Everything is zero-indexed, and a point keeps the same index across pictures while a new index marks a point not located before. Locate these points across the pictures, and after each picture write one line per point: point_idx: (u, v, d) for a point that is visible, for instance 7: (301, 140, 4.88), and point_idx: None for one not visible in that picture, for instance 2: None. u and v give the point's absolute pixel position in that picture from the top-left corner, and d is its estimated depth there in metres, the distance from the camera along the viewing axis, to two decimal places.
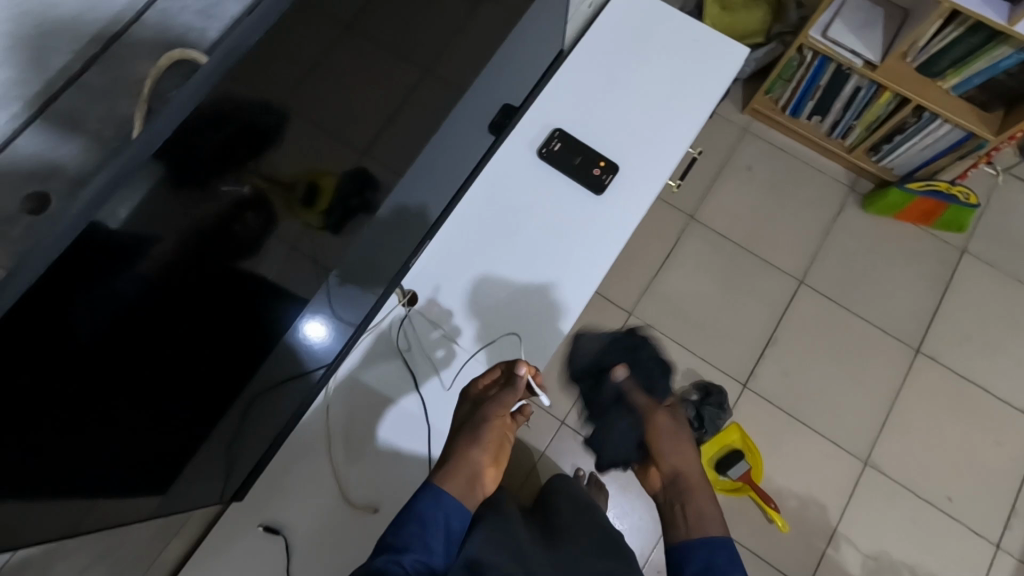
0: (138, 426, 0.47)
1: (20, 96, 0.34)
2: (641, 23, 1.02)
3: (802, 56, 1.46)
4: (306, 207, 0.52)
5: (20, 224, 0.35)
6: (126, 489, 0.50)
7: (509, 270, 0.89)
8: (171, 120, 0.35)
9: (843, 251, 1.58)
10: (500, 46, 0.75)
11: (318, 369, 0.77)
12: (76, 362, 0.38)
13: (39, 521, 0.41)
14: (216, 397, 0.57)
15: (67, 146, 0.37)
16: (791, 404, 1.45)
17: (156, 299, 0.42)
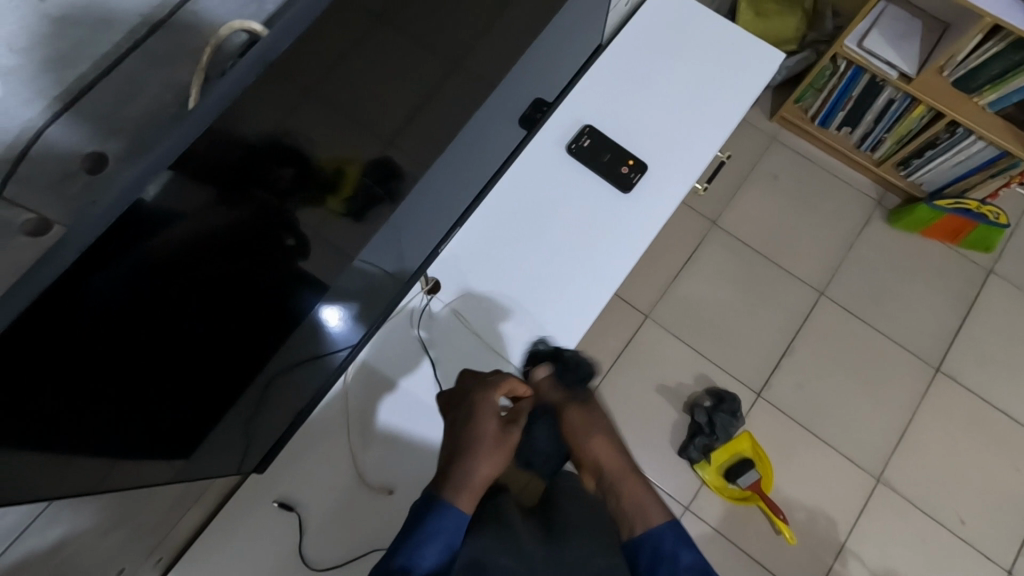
0: (165, 398, 0.48)
1: (87, 58, 0.35)
2: (676, 24, 1.02)
3: (835, 66, 1.45)
4: (331, 193, 0.51)
5: (77, 183, 0.37)
6: (149, 459, 0.51)
7: (529, 264, 0.89)
8: (220, 100, 0.35)
9: (865, 265, 1.57)
10: (535, 37, 0.75)
11: (343, 351, 0.78)
12: (117, 335, 0.38)
13: (68, 476, 0.42)
14: (245, 367, 0.58)
15: (128, 111, 0.38)
16: (805, 416, 1.44)
17: (199, 267, 0.42)
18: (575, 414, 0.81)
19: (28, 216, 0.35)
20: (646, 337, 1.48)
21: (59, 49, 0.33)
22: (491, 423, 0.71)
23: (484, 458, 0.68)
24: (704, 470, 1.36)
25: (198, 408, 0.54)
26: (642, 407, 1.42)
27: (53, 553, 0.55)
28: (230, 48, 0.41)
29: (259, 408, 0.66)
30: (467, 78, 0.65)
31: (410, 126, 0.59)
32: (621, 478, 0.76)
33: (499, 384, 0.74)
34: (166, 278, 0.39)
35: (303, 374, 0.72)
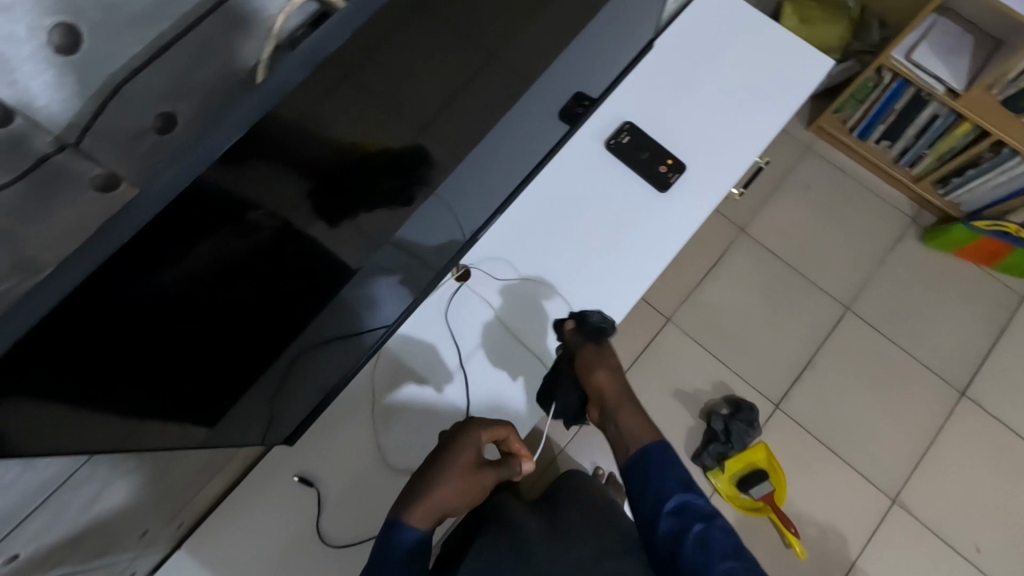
0: (204, 375, 0.48)
1: (169, 14, 0.34)
2: (724, 25, 1.01)
3: (879, 78, 1.42)
4: (360, 173, 0.46)
5: (148, 141, 0.36)
6: (183, 433, 0.51)
7: (560, 258, 0.89)
8: (279, 85, 0.34)
9: (895, 282, 1.54)
10: (582, 27, 0.69)
11: (376, 331, 0.78)
12: (165, 309, 0.38)
13: (105, 436, 0.41)
14: (286, 343, 0.57)
15: (199, 73, 0.37)
16: (823, 432, 1.42)
17: (254, 242, 0.41)
18: (590, 352, 0.79)
19: (97, 171, 0.34)
20: (667, 341, 1.46)
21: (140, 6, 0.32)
22: (466, 453, 0.69)
23: (453, 482, 0.68)
24: (717, 478, 1.35)
25: (236, 384, 0.54)
26: (659, 411, 1.41)
27: (89, 510, 0.56)
28: (301, 17, 0.41)
29: (283, 388, 0.64)
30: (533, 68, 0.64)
31: (447, 111, 0.53)
32: (621, 403, 0.74)
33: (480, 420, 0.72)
34: (218, 257, 0.39)
35: (332, 355, 0.70)
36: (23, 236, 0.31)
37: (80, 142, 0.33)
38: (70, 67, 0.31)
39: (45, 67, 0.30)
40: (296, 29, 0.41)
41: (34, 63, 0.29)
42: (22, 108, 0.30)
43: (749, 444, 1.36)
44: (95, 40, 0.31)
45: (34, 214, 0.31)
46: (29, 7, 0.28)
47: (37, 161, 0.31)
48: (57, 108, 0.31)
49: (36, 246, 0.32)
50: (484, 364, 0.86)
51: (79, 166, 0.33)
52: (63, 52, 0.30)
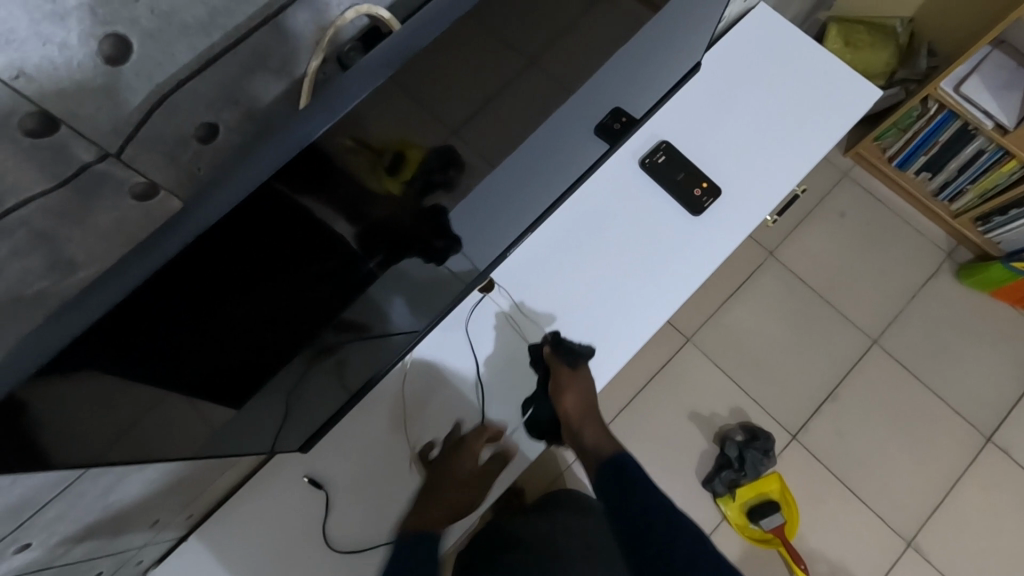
0: (235, 361, 0.47)
1: (223, 26, 0.33)
2: (770, 46, 0.98)
3: (925, 108, 1.38)
4: (384, 172, 0.43)
5: (191, 149, 0.36)
6: (205, 426, 0.50)
7: (588, 275, 0.88)
8: (348, 102, 0.36)
9: (926, 319, 1.49)
10: (629, 42, 0.67)
11: (407, 334, 0.78)
12: (208, 308, 0.38)
13: (132, 436, 0.40)
14: (314, 333, 0.55)
15: (247, 81, 0.36)
16: (840, 467, 1.38)
17: (298, 247, 0.41)
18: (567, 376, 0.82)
19: (138, 179, 0.34)
20: (686, 362, 1.44)
21: (196, 17, 0.31)
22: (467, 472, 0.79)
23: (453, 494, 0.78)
24: (728, 506, 1.33)
25: (265, 371, 0.53)
26: (673, 432, 1.39)
27: (107, 499, 0.56)
28: (352, 31, 0.41)
29: (302, 384, 0.62)
30: (572, 79, 0.63)
31: (481, 114, 0.52)
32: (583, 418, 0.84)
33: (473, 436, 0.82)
34: (262, 256, 0.39)
35: (360, 354, 0.70)
36: (63, 240, 0.32)
37: (121, 152, 0.32)
38: (120, 78, 0.30)
39: (97, 77, 0.29)
40: (349, 40, 0.41)
41: (87, 75, 0.28)
42: (68, 120, 0.29)
43: (763, 474, 1.33)
44: (143, 51, 0.30)
45: (76, 217, 0.32)
46: (85, 17, 0.27)
47: (79, 169, 0.31)
48: (103, 120, 0.30)
49: (76, 246, 0.33)
50: (502, 373, 0.86)
51: (122, 174, 0.33)
52: (112, 63, 0.29)
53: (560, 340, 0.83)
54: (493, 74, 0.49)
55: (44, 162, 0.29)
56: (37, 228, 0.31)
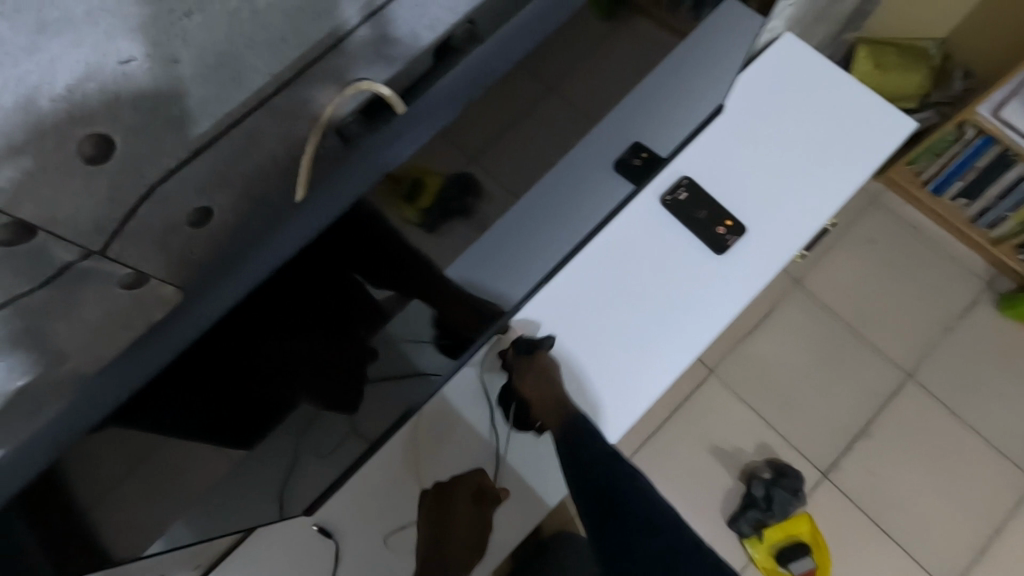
0: (248, 405, 0.44)
1: (211, 113, 0.32)
2: (797, 76, 0.95)
3: (960, 133, 1.32)
4: (401, 199, 0.40)
5: (183, 234, 0.36)
6: (213, 465, 0.47)
7: (612, 313, 0.84)
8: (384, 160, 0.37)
9: (965, 352, 1.42)
10: (648, 75, 0.64)
11: (435, 375, 0.76)
12: (231, 359, 0.39)
13: (133, 480, 0.40)
14: (337, 380, 0.51)
15: (239, 165, 0.36)
16: (874, 508, 1.32)
17: (320, 302, 0.42)
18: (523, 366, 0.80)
19: (126, 272, 0.35)
20: (710, 395, 1.39)
21: (183, 109, 0.31)
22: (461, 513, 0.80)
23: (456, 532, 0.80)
24: (755, 548, 1.27)
25: (277, 417, 0.49)
26: (695, 469, 1.34)
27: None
28: (353, 105, 0.40)
29: (307, 439, 0.57)
30: (587, 120, 0.61)
31: (492, 165, 0.51)
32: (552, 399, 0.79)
33: (456, 480, 0.81)
34: (286, 297, 0.39)
35: (389, 396, 0.67)
36: (48, 334, 0.34)
37: (106, 249, 0.33)
38: (102, 177, 0.30)
39: (75, 179, 0.29)
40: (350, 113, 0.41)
41: (66, 179, 0.29)
42: (46, 226, 0.30)
43: (792, 515, 1.28)
44: (125, 152, 0.30)
45: (60, 311, 0.34)
46: (61, 119, 0.27)
47: (57, 270, 0.32)
48: (82, 219, 0.31)
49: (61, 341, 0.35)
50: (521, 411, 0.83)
51: (109, 268, 0.34)
52: (92, 162, 0.29)
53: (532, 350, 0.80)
54: (502, 119, 0.47)
55: (22, 265, 0.31)
56: (19, 325, 0.33)
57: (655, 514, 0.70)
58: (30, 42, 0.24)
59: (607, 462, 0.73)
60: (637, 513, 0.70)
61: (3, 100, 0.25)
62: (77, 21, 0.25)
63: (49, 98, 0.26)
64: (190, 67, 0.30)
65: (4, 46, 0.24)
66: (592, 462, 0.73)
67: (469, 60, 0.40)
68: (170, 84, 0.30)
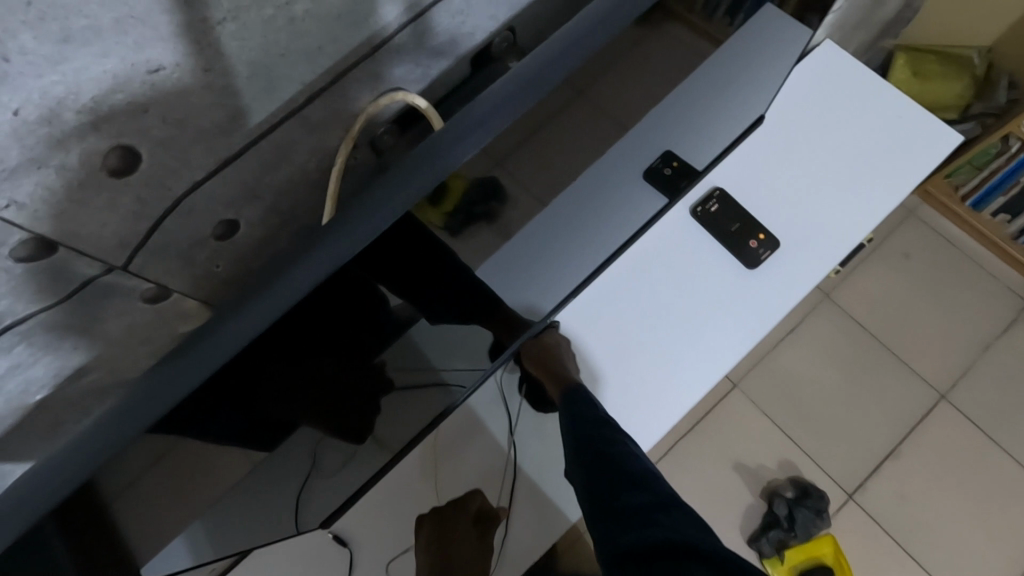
0: (266, 410, 0.43)
1: (242, 125, 0.32)
2: (837, 85, 0.92)
3: (1005, 146, 1.28)
4: (427, 204, 0.39)
5: (207, 247, 0.36)
6: (229, 470, 0.46)
7: (638, 326, 0.82)
8: (422, 174, 0.36)
9: (1003, 373, 1.37)
10: (684, 81, 0.62)
11: (461, 389, 0.73)
12: (260, 364, 0.38)
13: (157, 479, 0.40)
14: (360, 391, 0.50)
15: (267, 178, 0.35)
16: (902, 532, 1.27)
17: (350, 313, 0.41)
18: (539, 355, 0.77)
19: (146, 286, 0.35)
20: (733, 410, 1.36)
21: (214, 119, 0.30)
22: (467, 538, 0.77)
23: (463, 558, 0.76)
24: (775, 568, 1.24)
25: (292, 426, 0.46)
26: (715, 486, 1.31)
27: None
28: (388, 113, 0.39)
29: (324, 450, 0.55)
30: (619, 128, 0.59)
31: (521, 172, 0.50)
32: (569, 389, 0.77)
33: (459, 503, 0.79)
34: (310, 306, 0.38)
35: (410, 408, 0.66)
36: (70, 351, 0.34)
37: (128, 263, 0.33)
38: (128, 188, 0.29)
39: (98, 192, 0.28)
40: (383, 124, 0.39)
41: (91, 193, 0.28)
42: (65, 241, 0.29)
43: (815, 535, 1.24)
44: (151, 163, 0.29)
45: (82, 327, 0.33)
46: (86, 132, 0.26)
47: (82, 284, 0.32)
48: (104, 234, 0.30)
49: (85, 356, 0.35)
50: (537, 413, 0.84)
51: (129, 282, 0.34)
52: (117, 174, 0.28)
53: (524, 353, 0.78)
54: (529, 122, 0.45)
55: (47, 280, 0.30)
56: (41, 341, 0.32)
57: (645, 477, 0.64)
58: (55, 51, 0.23)
59: (596, 425, 0.70)
60: (628, 470, 0.64)
61: (25, 112, 0.23)
62: (105, 30, 0.23)
63: (74, 111, 0.25)
64: (225, 77, 0.29)
65: (27, 57, 0.22)
66: (582, 430, 0.70)
67: (511, 79, 0.38)
68: (200, 94, 0.29)
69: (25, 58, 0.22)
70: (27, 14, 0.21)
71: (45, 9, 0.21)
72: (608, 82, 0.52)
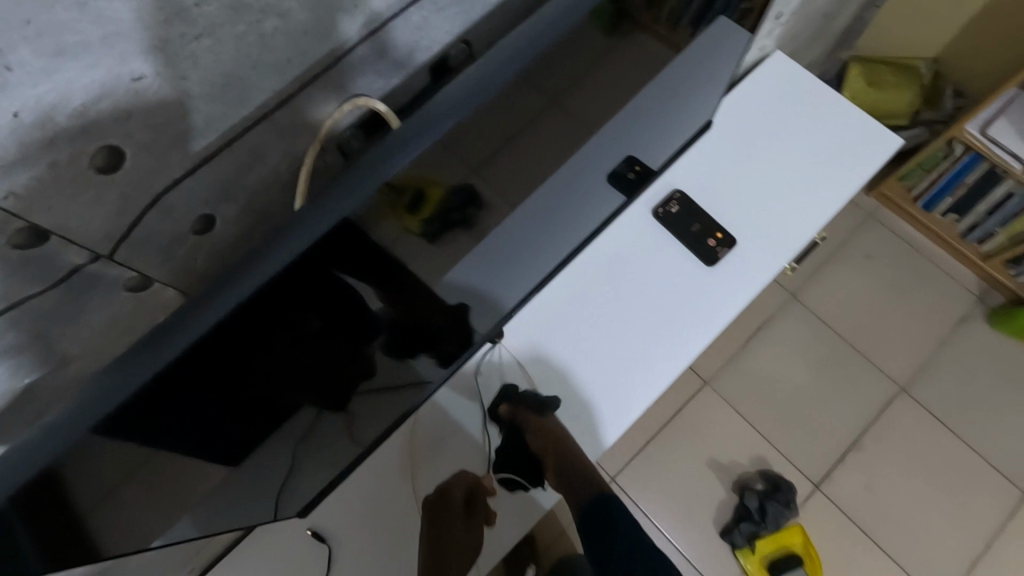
0: (247, 406, 0.46)
1: (217, 128, 0.34)
2: (788, 92, 0.98)
3: (950, 150, 1.35)
4: (404, 209, 0.43)
5: (186, 242, 0.38)
6: (208, 477, 0.47)
7: (604, 324, 0.86)
8: (385, 171, 0.40)
9: (959, 365, 1.44)
10: (639, 94, 0.65)
11: (426, 384, 0.77)
12: (234, 363, 0.41)
13: (139, 490, 0.41)
14: (332, 384, 0.53)
15: (242, 178, 0.38)
16: (869, 522, 1.32)
17: (322, 311, 0.44)
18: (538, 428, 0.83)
19: (130, 275, 0.37)
20: (705, 406, 1.40)
21: (192, 124, 0.33)
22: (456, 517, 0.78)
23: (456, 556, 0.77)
24: (747, 559, 1.27)
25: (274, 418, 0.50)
26: (689, 480, 1.35)
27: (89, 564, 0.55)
28: (351, 118, 0.42)
29: (309, 440, 0.58)
30: (584, 135, 0.62)
31: (495, 176, 0.53)
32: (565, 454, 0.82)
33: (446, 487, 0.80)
34: (286, 305, 0.40)
35: (383, 405, 0.69)
36: (54, 336, 0.35)
37: (113, 254, 0.35)
38: (114, 186, 0.32)
39: (87, 190, 0.30)
40: (345, 129, 0.42)
41: (82, 190, 0.30)
42: (57, 231, 0.31)
43: (785, 526, 1.28)
44: (133, 162, 0.32)
45: (66, 315, 0.35)
46: (76, 134, 0.28)
47: (69, 272, 0.33)
48: (92, 228, 0.32)
49: (68, 342, 0.36)
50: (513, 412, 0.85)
51: (114, 272, 0.36)
52: (103, 171, 0.31)
53: (511, 396, 0.83)
54: (499, 129, 0.49)
55: (39, 270, 0.32)
56: (29, 328, 0.34)
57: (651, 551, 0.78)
58: (48, 64, 0.25)
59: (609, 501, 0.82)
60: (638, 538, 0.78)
61: (23, 114, 0.26)
62: (92, 44, 0.26)
63: (66, 114, 0.27)
64: (201, 87, 0.32)
65: (24, 68, 0.25)
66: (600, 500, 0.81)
67: (449, 96, 0.43)
68: (178, 101, 0.31)
69: (22, 69, 0.24)
70: (27, 32, 0.24)
71: (41, 28, 0.24)
72: (572, 97, 0.56)
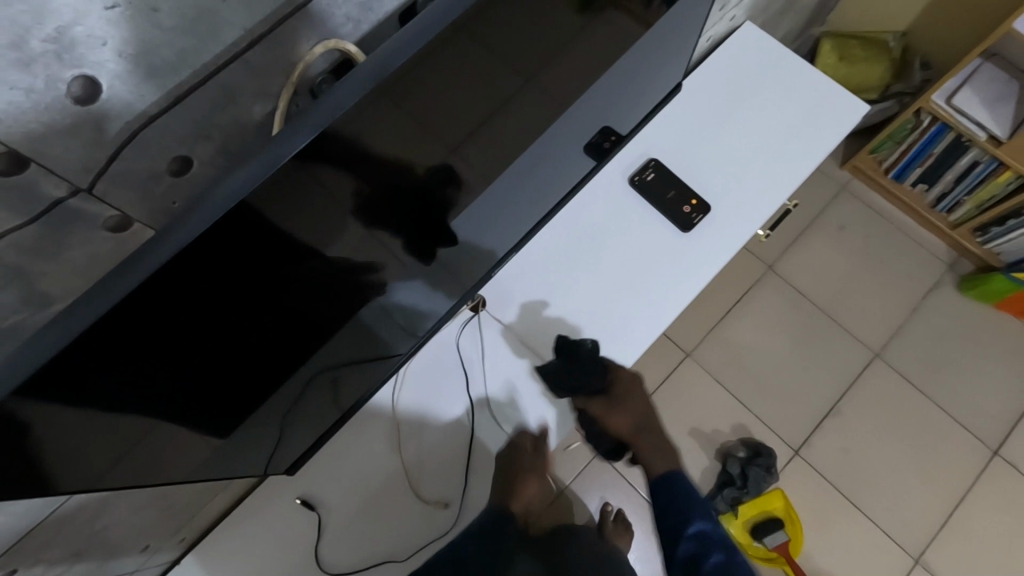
0: (228, 380, 0.47)
1: (190, 64, 0.36)
2: (760, 61, 1.00)
3: (918, 121, 1.38)
4: (389, 189, 0.45)
5: (163, 183, 0.39)
6: (202, 445, 0.51)
7: (577, 288, 0.87)
8: (337, 103, 0.36)
9: (930, 330, 1.48)
10: (615, 61, 0.66)
11: (398, 356, 0.77)
12: (210, 332, 0.40)
13: (140, 447, 0.43)
14: (312, 350, 0.54)
15: (216, 118, 0.39)
16: (845, 482, 1.36)
17: (300, 283, 0.44)
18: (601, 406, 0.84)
19: (110, 214, 0.37)
20: (687, 377, 1.43)
21: (166, 57, 0.34)
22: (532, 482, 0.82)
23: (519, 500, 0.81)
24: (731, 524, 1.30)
25: (260, 392, 0.52)
26: None
27: (99, 508, 0.55)
28: (324, 64, 0.43)
29: (299, 403, 0.61)
30: (560, 105, 0.63)
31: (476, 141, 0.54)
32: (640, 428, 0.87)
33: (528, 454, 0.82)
34: (257, 278, 0.40)
35: (359, 375, 0.70)
36: (34, 274, 0.35)
37: (92, 187, 0.35)
38: (88, 117, 0.33)
39: (65, 119, 0.32)
40: (318, 74, 0.43)
41: (57, 116, 0.31)
42: (36, 158, 0.32)
43: (766, 491, 1.32)
44: (110, 93, 0.33)
45: (48, 250, 0.35)
46: (50, 59, 0.30)
47: (50, 206, 0.34)
48: (70, 157, 0.33)
49: (49, 283, 0.36)
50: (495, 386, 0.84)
51: (93, 209, 0.36)
52: (82, 102, 0.32)
53: (576, 344, 0.82)
54: (482, 97, 0.50)
55: (15, 202, 0.32)
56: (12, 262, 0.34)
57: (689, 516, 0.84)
58: None
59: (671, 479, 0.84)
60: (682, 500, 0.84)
61: None
62: None
63: (39, 39, 0.29)
64: (171, 17, 0.33)
65: None
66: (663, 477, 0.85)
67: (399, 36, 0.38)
68: (149, 33, 0.33)
69: None
70: None
71: None
72: (548, 71, 0.56)
